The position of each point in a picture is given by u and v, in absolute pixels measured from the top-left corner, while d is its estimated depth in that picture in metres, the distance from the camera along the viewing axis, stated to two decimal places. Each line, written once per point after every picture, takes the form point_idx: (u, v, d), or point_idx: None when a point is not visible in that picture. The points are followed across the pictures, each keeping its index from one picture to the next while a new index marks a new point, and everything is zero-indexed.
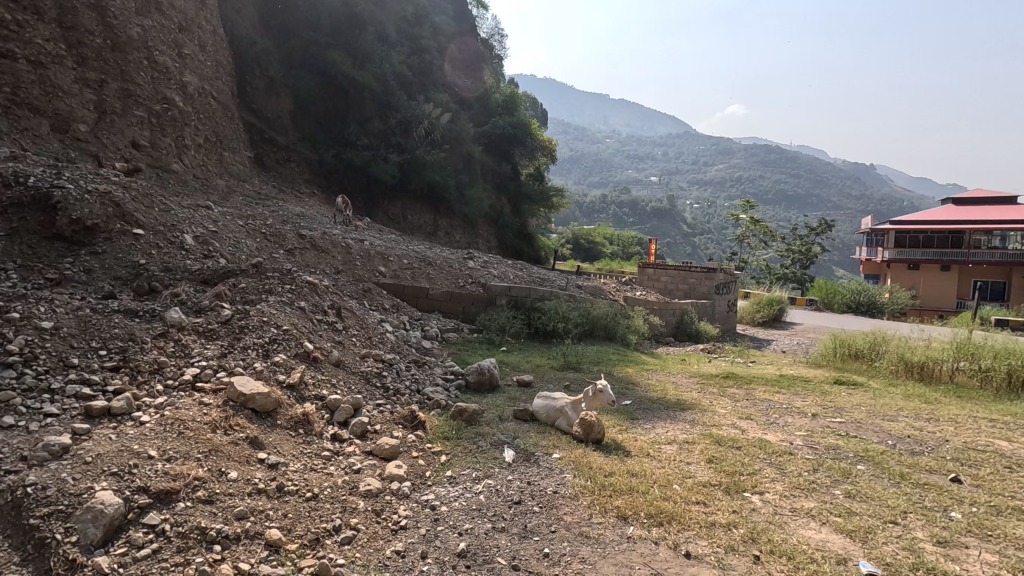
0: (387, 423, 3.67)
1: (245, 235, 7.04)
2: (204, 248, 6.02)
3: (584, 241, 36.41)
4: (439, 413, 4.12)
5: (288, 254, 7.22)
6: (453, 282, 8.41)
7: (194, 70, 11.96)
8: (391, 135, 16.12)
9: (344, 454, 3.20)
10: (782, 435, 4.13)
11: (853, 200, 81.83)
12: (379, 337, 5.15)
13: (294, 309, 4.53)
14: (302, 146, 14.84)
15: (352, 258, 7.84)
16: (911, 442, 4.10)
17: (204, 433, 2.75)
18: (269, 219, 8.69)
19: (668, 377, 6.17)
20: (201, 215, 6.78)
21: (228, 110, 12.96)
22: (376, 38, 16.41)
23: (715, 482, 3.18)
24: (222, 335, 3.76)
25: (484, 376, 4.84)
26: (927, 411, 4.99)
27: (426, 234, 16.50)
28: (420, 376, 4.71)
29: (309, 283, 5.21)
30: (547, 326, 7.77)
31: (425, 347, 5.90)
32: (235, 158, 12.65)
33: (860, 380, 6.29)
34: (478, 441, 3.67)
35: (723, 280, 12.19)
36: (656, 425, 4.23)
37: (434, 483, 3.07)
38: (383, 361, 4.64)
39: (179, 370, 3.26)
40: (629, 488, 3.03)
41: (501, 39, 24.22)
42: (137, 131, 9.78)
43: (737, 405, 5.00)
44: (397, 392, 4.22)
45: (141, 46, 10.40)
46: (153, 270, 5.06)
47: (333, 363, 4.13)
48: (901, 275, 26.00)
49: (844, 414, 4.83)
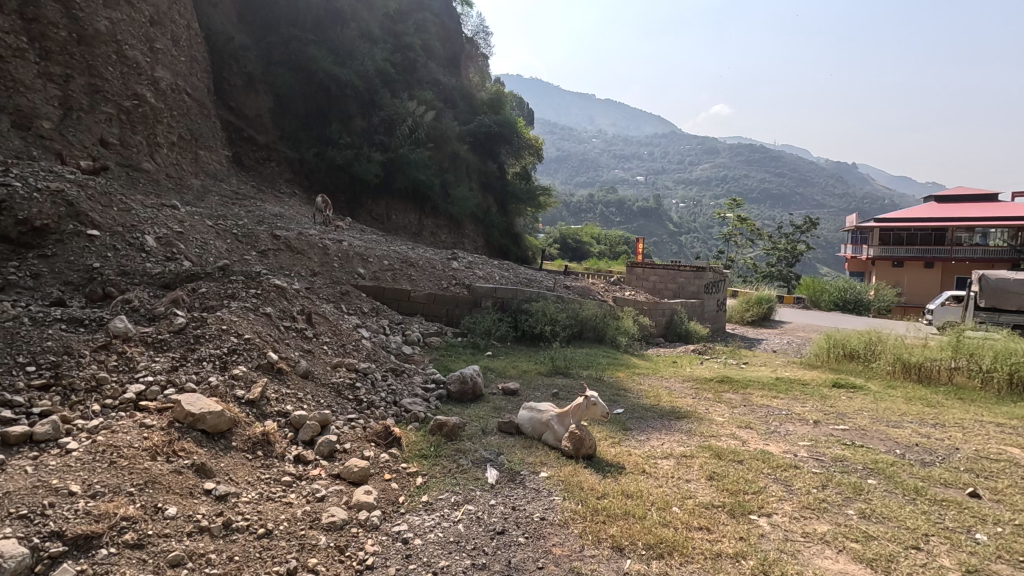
0: (357, 441, 3.35)
1: (214, 235, 6.64)
2: (167, 250, 5.58)
3: (572, 241, 36.14)
4: (417, 427, 3.81)
5: (261, 257, 6.85)
6: (436, 284, 8.07)
7: (167, 65, 11.49)
8: (375, 134, 15.68)
9: (307, 478, 2.87)
10: (785, 446, 3.86)
11: (836, 199, 82.68)
12: (354, 344, 4.78)
13: (258, 316, 4.14)
14: (281, 146, 14.44)
15: (329, 259, 7.47)
16: (921, 452, 3.86)
17: (140, 462, 2.41)
18: (242, 219, 8.28)
19: (661, 382, 5.89)
20: (165, 215, 6.37)
21: (203, 107, 12.51)
22: (358, 34, 16.03)
23: (718, 503, 2.90)
24: (174, 346, 3.37)
25: (466, 385, 4.52)
26: (931, 416, 4.76)
27: (411, 234, 16.09)
28: (397, 386, 4.38)
29: (277, 287, 4.83)
30: (535, 329, 7.48)
31: (405, 354, 5.59)
32: (212, 157, 12.20)
33: (858, 383, 6.05)
34: (459, 459, 3.36)
35: (712, 278, 11.99)
36: (650, 437, 3.94)
37: (408, 510, 2.75)
38: (357, 371, 4.30)
39: (121, 388, 2.90)
40: (624, 512, 2.75)
41: (487, 37, 23.89)
42: (105, 128, 9.32)
43: (734, 412, 4.72)
44: (371, 405, 3.90)
45: (109, 39, 9.94)
46: (108, 274, 4.69)
47: (300, 375, 3.79)
48: (885, 272, 26.43)
49: (846, 421, 4.58)
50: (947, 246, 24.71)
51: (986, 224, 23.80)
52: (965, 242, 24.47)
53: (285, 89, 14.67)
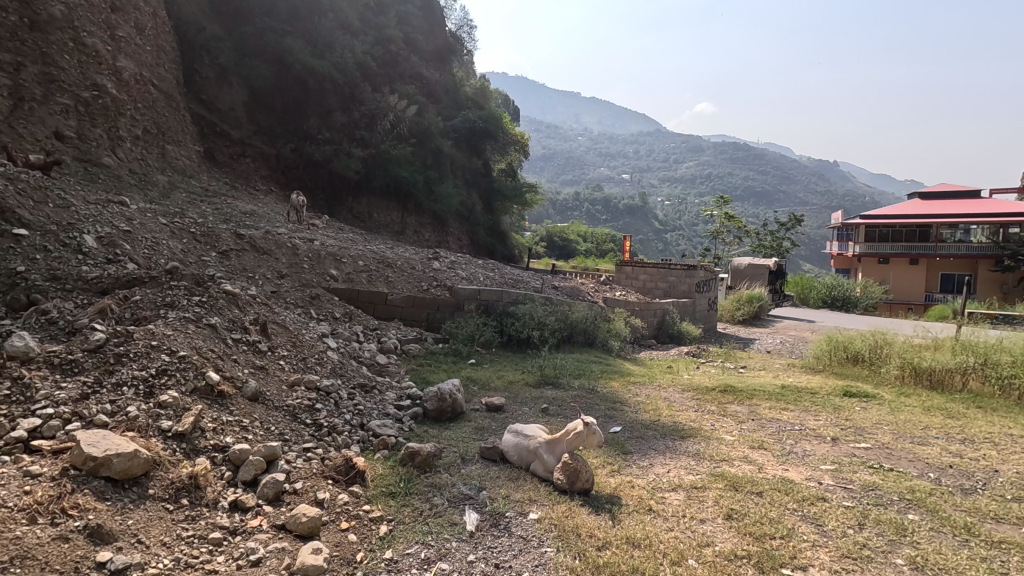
0: (311, 478, 2.81)
1: (168, 235, 6.02)
2: (109, 251, 4.96)
3: (558, 239, 35.66)
4: (386, 456, 3.29)
5: (221, 258, 6.25)
6: (415, 286, 7.50)
7: (130, 54, 10.78)
8: (355, 130, 15.08)
9: (243, 532, 2.34)
10: (806, 472, 3.39)
11: (818, 197, 83.42)
12: (317, 357, 4.23)
13: (201, 328, 3.56)
14: (256, 141, 13.78)
15: (298, 260, 6.89)
16: (957, 476, 3.42)
17: (11, 530, 1.88)
18: (204, 218, 7.62)
19: (659, 393, 5.40)
20: (112, 212, 5.73)
21: (172, 99, 11.82)
22: (335, 26, 15.41)
23: (742, 553, 2.42)
24: (88, 368, 2.80)
25: (445, 403, 4.00)
26: (958, 430, 4.33)
27: (394, 232, 15.44)
28: (364, 406, 3.86)
29: (228, 293, 4.25)
30: (521, 334, 6.98)
31: (378, 366, 5.06)
32: (181, 152, 11.53)
33: (869, 391, 5.63)
34: (432, 499, 2.86)
35: (703, 278, 11.65)
36: (654, 464, 3.45)
37: (366, 573, 2.23)
38: (318, 391, 3.75)
39: (8, 425, 2.35)
40: (631, 571, 2.26)
41: (470, 31, 23.30)
42: (61, 120, 8.61)
43: (743, 429, 4.25)
44: (332, 431, 3.38)
45: (65, 25, 9.29)
46: (34, 280, 4.08)
47: (248, 398, 3.23)
48: (871, 269, 26.47)
49: (867, 437, 4.13)
50: (932, 243, 24.59)
51: (970, 221, 23.73)
52: (949, 239, 24.35)
53: (259, 81, 13.98)
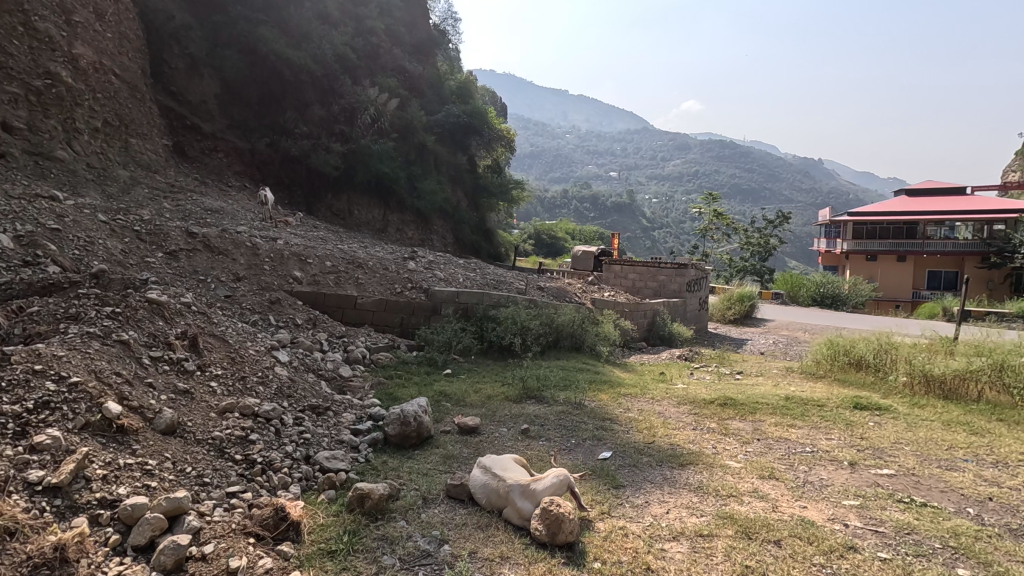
0: (228, 537, 2.24)
1: (105, 233, 5.38)
2: (27, 252, 4.34)
3: (546, 236, 35.07)
4: (332, 498, 2.75)
5: (168, 260, 5.65)
6: (387, 288, 6.92)
7: (88, 41, 10.03)
8: (334, 124, 14.46)
9: None
10: (829, 510, 2.90)
11: (803, 195, 83.89)
12: (260, 375, 3.66)
13: (107, 346, 2.98)
14: (229, 135, 13.08)
15: (258, 260, 6.30)
16: (999, 511, 2.95)
17: None
18: (156, 215, 6.93)
19: (653, 407, 4.89)
20: (37, 208, 5.09)
21: (136, 90, 11.09)
22: (313, 16, 14.72)
23: None
24: None
25: (409, 427, 3.45)
26: (984, 450, 3.89)
27: (375, 230, 14.81)
28: (314, 433, 3.31)
29: (153, 301, 3.66)
30: (503, 340, 6.41)
31: (339, 382, 4.49)
32: (146, 146, 10.81)
33: (880, 402, 5.16)
34: (381, 558, 2.31)
35: (694, 276, 11.20)
36: (651, 502, 2.93)
37: None
38: (256, 417, 3.18)
39: None
40: None
41: (455, 24, 22.66)
42: (9, 110, 7.85)
43: (748, 452, 3.77)
44: (268, 467, 2.82)
45: (13, 8, 8.54)
46: None
47: (160, 432, 2.67)
48: (859, 266, 26.25)
49: (888, 460, 3.66)
50: (919, 240, 24.55)
51: (955, 217, 23.70)
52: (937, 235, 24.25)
53: (233, 72, 13.23)
